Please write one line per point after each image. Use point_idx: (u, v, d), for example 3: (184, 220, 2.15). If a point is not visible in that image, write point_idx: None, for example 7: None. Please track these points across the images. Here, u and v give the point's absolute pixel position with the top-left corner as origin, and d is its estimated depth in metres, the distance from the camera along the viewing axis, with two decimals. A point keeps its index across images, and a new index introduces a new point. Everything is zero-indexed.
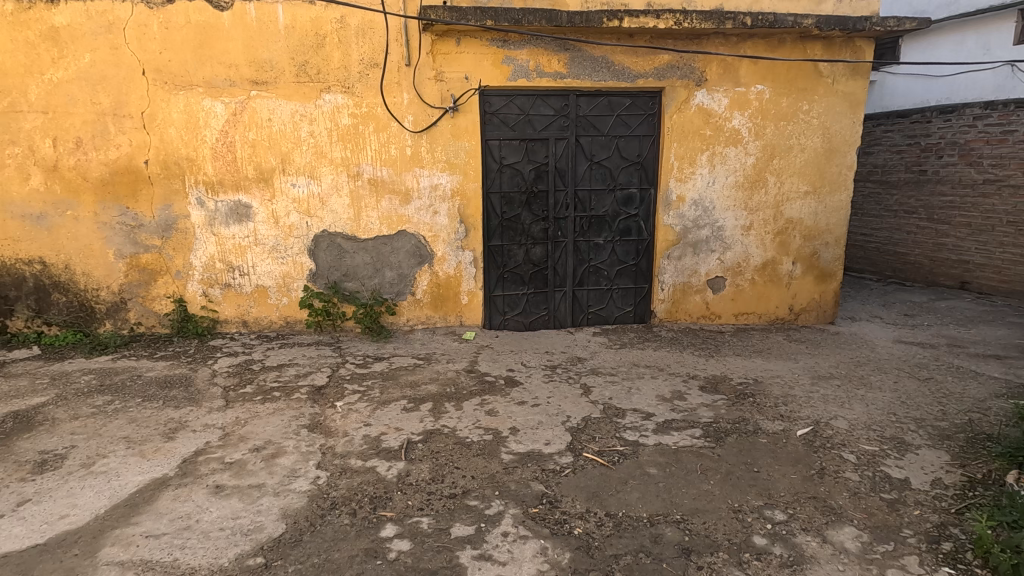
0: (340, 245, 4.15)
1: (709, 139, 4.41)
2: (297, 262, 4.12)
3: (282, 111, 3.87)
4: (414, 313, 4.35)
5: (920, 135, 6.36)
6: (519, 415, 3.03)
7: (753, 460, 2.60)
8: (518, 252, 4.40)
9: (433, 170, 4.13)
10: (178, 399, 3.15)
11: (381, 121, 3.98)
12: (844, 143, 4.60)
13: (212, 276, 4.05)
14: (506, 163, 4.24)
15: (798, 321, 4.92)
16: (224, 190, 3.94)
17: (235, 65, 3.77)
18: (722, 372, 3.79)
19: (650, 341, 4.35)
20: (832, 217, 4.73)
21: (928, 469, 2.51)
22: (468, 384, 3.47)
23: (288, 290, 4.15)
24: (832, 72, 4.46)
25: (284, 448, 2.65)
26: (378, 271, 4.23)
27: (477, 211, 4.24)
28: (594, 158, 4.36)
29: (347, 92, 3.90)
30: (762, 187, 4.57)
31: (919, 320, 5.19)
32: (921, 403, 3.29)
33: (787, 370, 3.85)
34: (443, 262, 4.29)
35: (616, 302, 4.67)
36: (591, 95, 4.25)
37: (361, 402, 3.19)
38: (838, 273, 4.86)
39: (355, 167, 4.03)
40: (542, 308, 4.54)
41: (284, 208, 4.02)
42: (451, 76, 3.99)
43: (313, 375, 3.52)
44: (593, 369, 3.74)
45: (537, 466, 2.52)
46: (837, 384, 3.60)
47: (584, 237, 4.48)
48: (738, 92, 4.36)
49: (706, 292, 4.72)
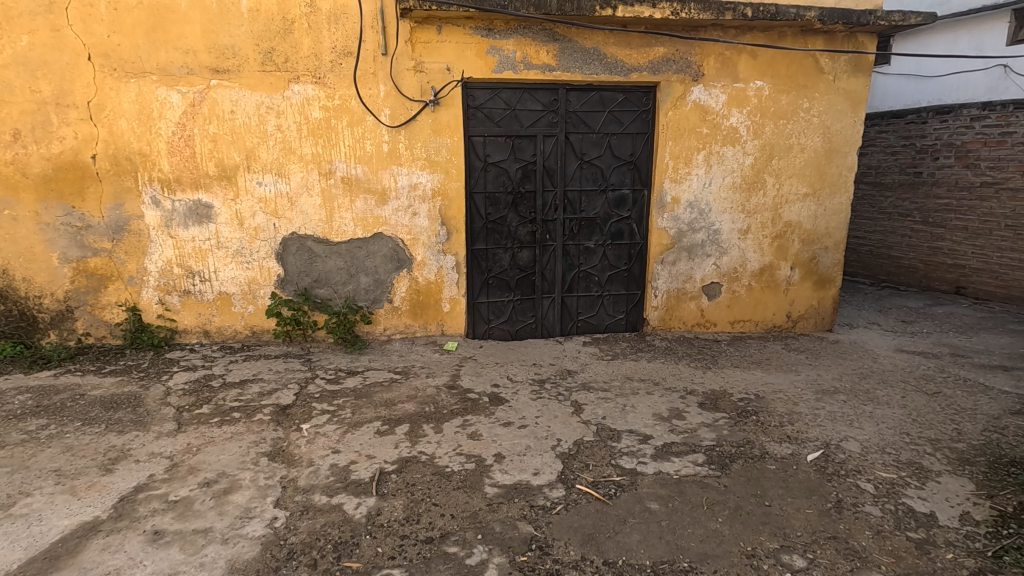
0: (311, 248, 3.83)
1: (706, 138, 4.17)
2: (264, 266, 3.79)
3: (246, 102, 3.54)
4: (392, 322, 4.05)
5: (915, 136, 6.20)
6: (505, 439, 2.75)
7: (763, 492, 2.35)
8: (504, 256, 4.12)
9: (412, 168, 3.83)
10: (124, 423, 2.81)
11: (355, 115, 3.67)
12: (845, 143, 4.40)
13: (170, 282, 3.71)
14: (491, 161, 3.96)
15: (796, 329, 4.72)
16: (182, 188, 3.59)
17: (193, 51, 3.43)
18: (721, 386, 3.55)
19: (644, 352, 4.10)
20: (831, 220, 4.53)
21: (953, 502, 2.28)
22: (449, 402, 3.18)
23: (254, 297, 3.82)
24: (834, 69, 4.25)
25: (238, 482, 2.34)
26: (352, 277, 3.92)
27: (459, 212, 3.95)
28: (585, 156, 4.10)
29: (318, 83, 3.59)
30: (760, 188, 4.35)
31: (918, 328, 5.02)
32: (934, 421, 3.09)
33: (789, 384, 3.63)
34: (423, 267, 3.99)
35: (607, 309, 4.42)
36: (581, 90, 3.99)
37: (331, 425, 2.88)
38: (837, 279, 4.67)
39: (327, 164, 3.72)
40: (530, 315, 4.28)
41: (249, 209, 3.69)
42: (431, 67, 3.69)
43: (279, 393, 3.20)
44: (585, 385, 3.48)
45: (524, 502, 2.25)
46: (842, 400, 3.38)
47: (574, 241, 4.22)
48: (737, 88, 4.13)
49: (701, 298, 4.49)
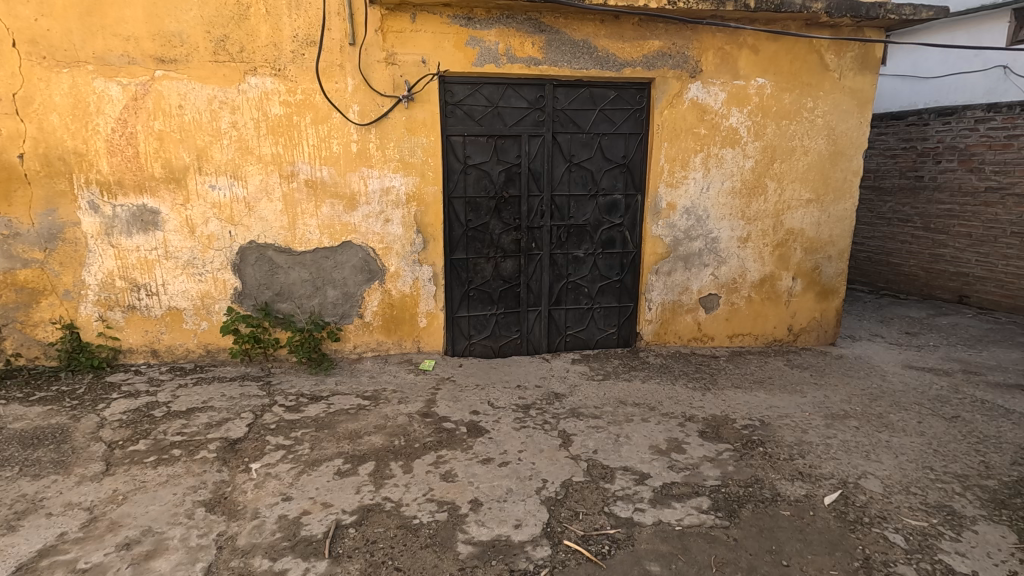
0: (272, 258, 3.47)
1: (704, 139, 3.87)
2: (218, 278, 3.42)
3: (196, 96, 3.17)
4: (362, 339, 3.69)
5: (916, 139, 5.95)
6: (482, 481, 2.43)
7: (779, 547, 2.05)
8: (486, 266, 3.80)
9: (384, 170, 3.48)
10: (43, 464, 2.44)
11: (320, 111, 3.31)
12: (850, 145, 4.12)
13: (111, 296, 3.32)
14: (471, 163, 3.62)
15: (797, 343, 4.44)
16: (124, 192, 3.21)
17: (135, 38, 3.06)
18: (723, 411, 3.24)
19: (638, 371, 3.78)
20: (835, 227, 4.25)
21: (996, 560, 2.01)
22: (422, 434, 2.83)
23: (207, 312, 3.45)
24: (839, 66, 3.97)
25: (163, 543, 1.98)
26: (319, 289, 3.56)
27: (437, 219, 3.61)
28: (574, 159, 3.78)
29: (277, 76, 3.23)
30: (760, 194, 4.06)
31: (924, 340, 4.76)
32: (958, 453, 2.80)
33: (795, 407, 3.33)
34: (397, 278, 3.64)
35: (597, 323, 4.10)
36: (570, 86, 3.67)
37: (284, 464, 2.52)
38: (841, 290, 4.39)
39: (289, 166, 3.36)
40: (514, 330, 3.95)
41: (201, 215, 3.32)
42: (405, 59, 3.35)
43: (229, 425, 2.84)
44: (574, 411, 3.15)
45: (503, 567, 1.93)
46: (855, 427, 3.08)
47: (562, 250, 3.90)
48: (737, 86, 3.83)
49: (698, 311, 4.19)
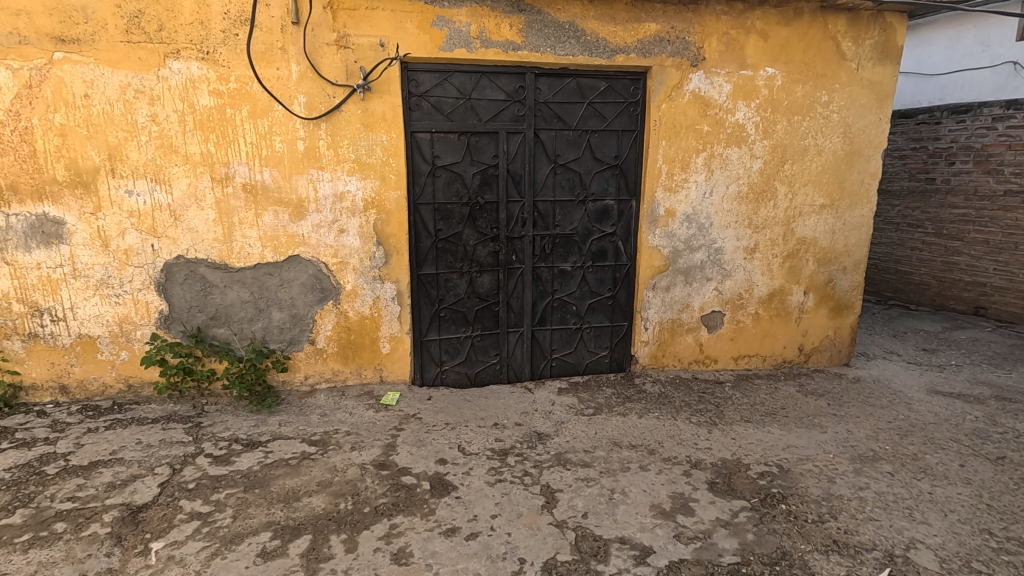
0: (204, 276, 2.94)
1: (707, 137, 3.41)
2: (139, 300, 2.89)
3: (105, 83, 2.64)
4: (315, 368, 3.18)
5: (927, 138, 5.54)
6: (443, 564, 1.94)
7: None
8: (460, 282, 3.30)
9: (337, 172, 2.97)
10: None
11: (258, 103, 2.80)
12: (868, 145, 3.68)
13: (8, 323, 2.78)
14: (440, 164, 3.13)
15: (809, 364, 3.99)
16: (19, 199, 2.68)
17: (27, 13, 2.53)
18: (733, 454, 2.77)
19: (634, 403, 3.29)
20: (851, 236, 3.81)
21: None
22: (374, 494, 2.33)
23: (127, 340, 2.92)
24: (858, 55, 3.52)
25: None
26: (262, 311, 3.04)
27: (400, 229, 3.11)
28: (559, 159, 3.30)
29: (204, 60, 2.71)
30: (769, 199, 3.61)
31: (944, 359, 4.34)
32: (1016, 510, 2.36)
33: (816, 447, 2.87)
34: (354, 298, 3.13)
35: (587, 345, 3.62)
36: (555, 76, 3.19)
37: (196, 542, 2.01)
38: (856, 305, 3.95)
39: (222, 167, 2.84)
40: (492, 354, 3.46)
41: (116, 225, 2.79)
42: (359, 42, 2.85)
43: (137, 485, 2.31)
44: (559, 458, 2.65)
45: None
46: (889, 473, 2.63)
47: (547, 263, 3.42)
48: (744, 76, 3.37)
49: (699, 330, 3.73)
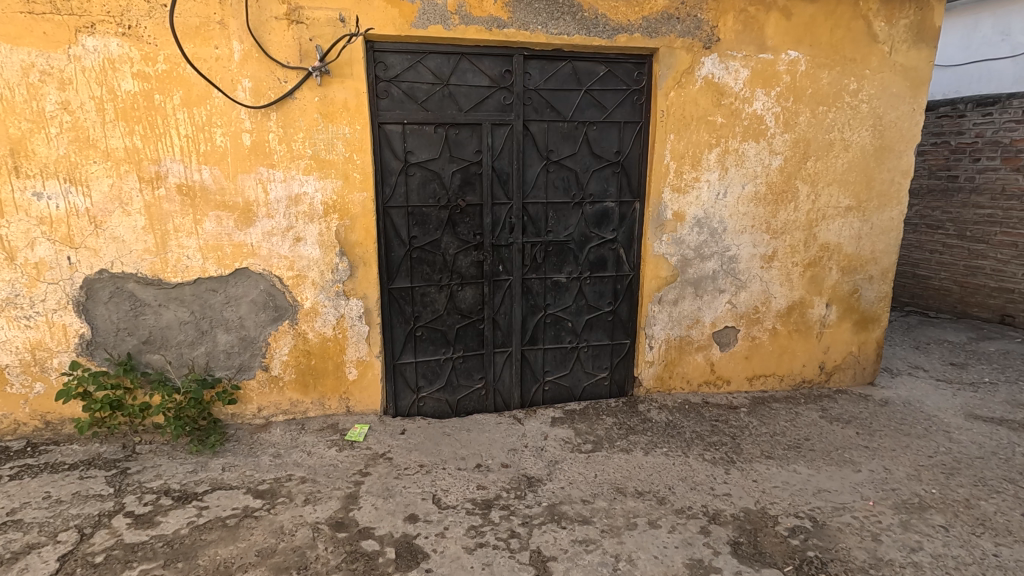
0: (134, 293, 2.50)
1: (721, 130, 2.98)
2: (55, 323, 2.44)
3: (2, 62, 2.19)
4: (269, 399, 2.74)
5: (949, 132, 5.15)
6: None
7: None
8: (438, 297, 2.87)
9: (290, 171, 2.52)
10: None
11: (194, 88, 2.35)
12: (899, 139, 3.26)
13: None
14: (414, 161, 2.69)
15: (830, 383, 3.58)
16: None
17: None
18: (757, 503, 2.35)
19: (639, 435, 2.87)
20: (879, 241, 3.40)
21: None
22: (326, 567, 1.89)
23: (42, 370, 2.47)
24: (890, 36, 3.10)
25: None
26: (204, 334, 2.60)
27: (367, 237, 2.67)
28: (552, 155, 2.87)
29: (126, 36, 2.26)
30: (789, 200, 3.19)
31: (976, 374, 3.94)
32: None
33: (852, 491, 2.46)
34: (314, 317, 2.69)
35: (584, 366, 3.19)
36: (547, 59, 2.75)
37: None
38: (883, 318, 3.54)
39: (151, 165, 2.39)
40: (477, 378, 3.03)
41: (23, 233, 2.34)
42: (315, 16, 2.41)
43: (30, 560, 1.86)
44: (553, 511, 2.23)
45: None
46: (943, 527, 2.22)
47: (538, 274, 2.99)
48: (763, 60, 2.95)
49: (710, 348, 3.31)
